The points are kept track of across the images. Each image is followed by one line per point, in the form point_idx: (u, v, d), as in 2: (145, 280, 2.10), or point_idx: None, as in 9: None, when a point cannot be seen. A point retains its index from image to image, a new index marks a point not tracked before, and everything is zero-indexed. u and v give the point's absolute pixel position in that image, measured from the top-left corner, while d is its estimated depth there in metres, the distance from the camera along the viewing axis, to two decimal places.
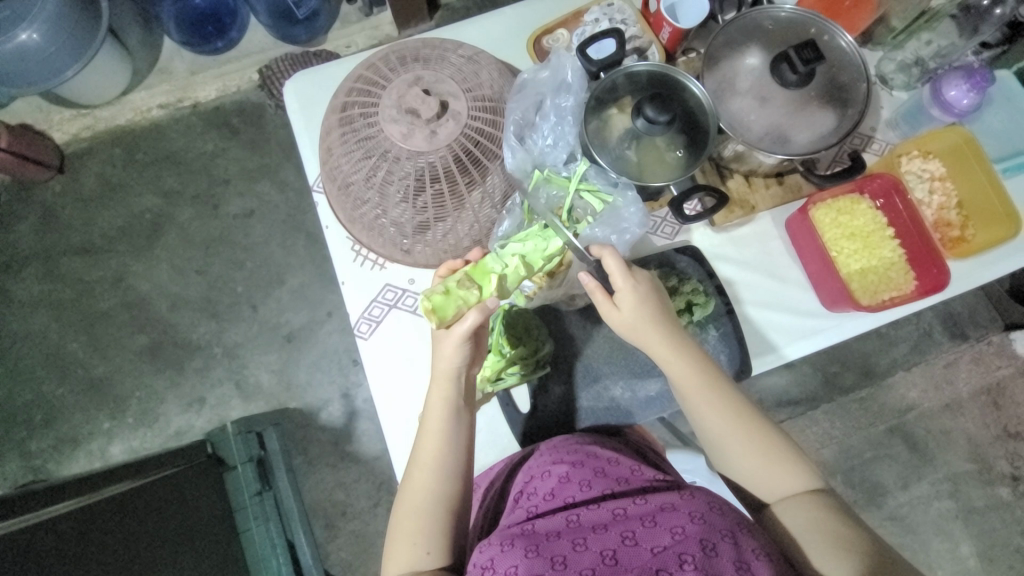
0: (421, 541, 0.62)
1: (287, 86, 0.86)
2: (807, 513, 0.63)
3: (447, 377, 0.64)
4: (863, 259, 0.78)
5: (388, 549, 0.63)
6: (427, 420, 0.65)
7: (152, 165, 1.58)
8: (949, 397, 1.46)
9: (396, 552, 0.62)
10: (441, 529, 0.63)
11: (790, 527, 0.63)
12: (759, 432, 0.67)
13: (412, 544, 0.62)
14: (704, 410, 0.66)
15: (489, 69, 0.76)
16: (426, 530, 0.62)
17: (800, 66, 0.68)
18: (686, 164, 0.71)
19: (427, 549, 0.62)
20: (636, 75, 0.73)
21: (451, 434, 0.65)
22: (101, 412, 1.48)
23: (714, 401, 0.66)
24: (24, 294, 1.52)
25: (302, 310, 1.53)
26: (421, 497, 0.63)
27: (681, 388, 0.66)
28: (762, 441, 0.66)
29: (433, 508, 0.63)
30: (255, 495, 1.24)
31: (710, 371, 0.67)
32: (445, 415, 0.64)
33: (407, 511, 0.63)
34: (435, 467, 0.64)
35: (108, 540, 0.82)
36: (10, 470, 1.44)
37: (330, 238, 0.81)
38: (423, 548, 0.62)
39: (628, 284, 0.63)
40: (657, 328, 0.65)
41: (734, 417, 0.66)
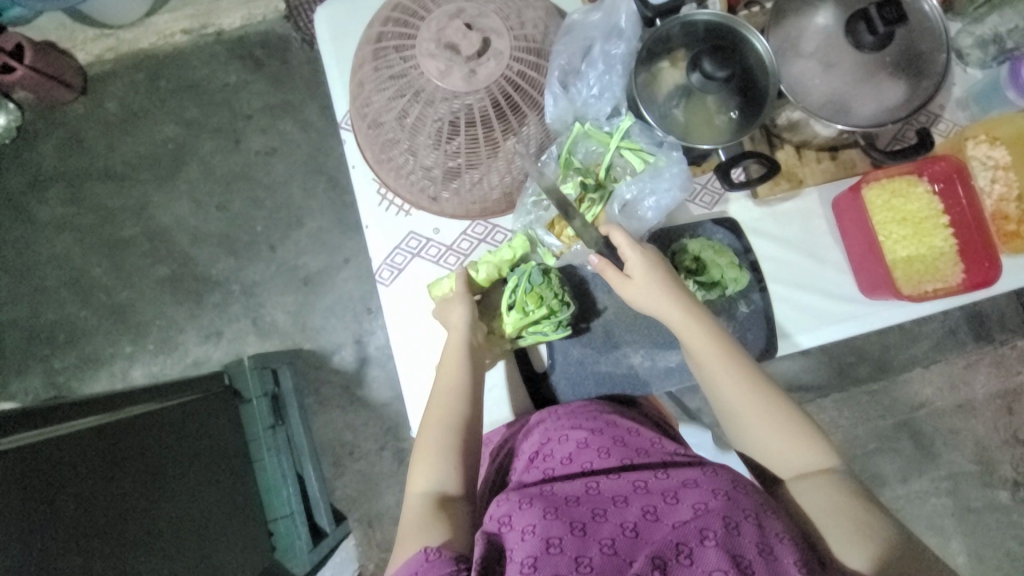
0: (437, 476, 0.63)
1: (318, 14, 0.81)
2: (821, 491, 0.62)
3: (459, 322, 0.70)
4: (912, 247, 0.74)
5: (410, 473, 0.65)
6: (443, 363, 0.69)
7: (175, 94, 1.55)
8: (963, 398, 1.44)
9: (418, 473, 0.64)
10: (460, 457, 0.65)
11: (805, 504, 0.62)
12: (776, 408, 0.66)
13: (433, 468, 0.63)
14: (720, 381, 0.66)
15: (536, 7, 0.70)
16: (447, 456, 0.64)
17: (879, 27, 0.62)
18: (738, 127, 0.66)
19: (447, 474, 0.63)
20: (694, 25, 0.67)
21: (464, 373, 0.68)
22: (122, 337, 1.52)
23: (731, 373, 0.66)
24: (48, 215, 1.54)
25: (319, 255, 1.53)
26: (440, 424, 0.66)
27: (699, 358, 0.66)
28: (776, 415, 0.65)
29: (446, 440, 0.65)
30: (269, 428, 1.28)
31: (728, 343, 0.67)
32: (460, 356, 0.68)
33: (423, 450, 0.65)
34: (456, 398, 0.67)
35: (126, 460, 0.86)
36: (37, 383, 1.50)
37: (356, 179, 0.78)
38: (438, 480, 0.63)
39: (637, 250, 0.65)
40: (675, 300, 0.66)
41: (751, 391, 0.66)
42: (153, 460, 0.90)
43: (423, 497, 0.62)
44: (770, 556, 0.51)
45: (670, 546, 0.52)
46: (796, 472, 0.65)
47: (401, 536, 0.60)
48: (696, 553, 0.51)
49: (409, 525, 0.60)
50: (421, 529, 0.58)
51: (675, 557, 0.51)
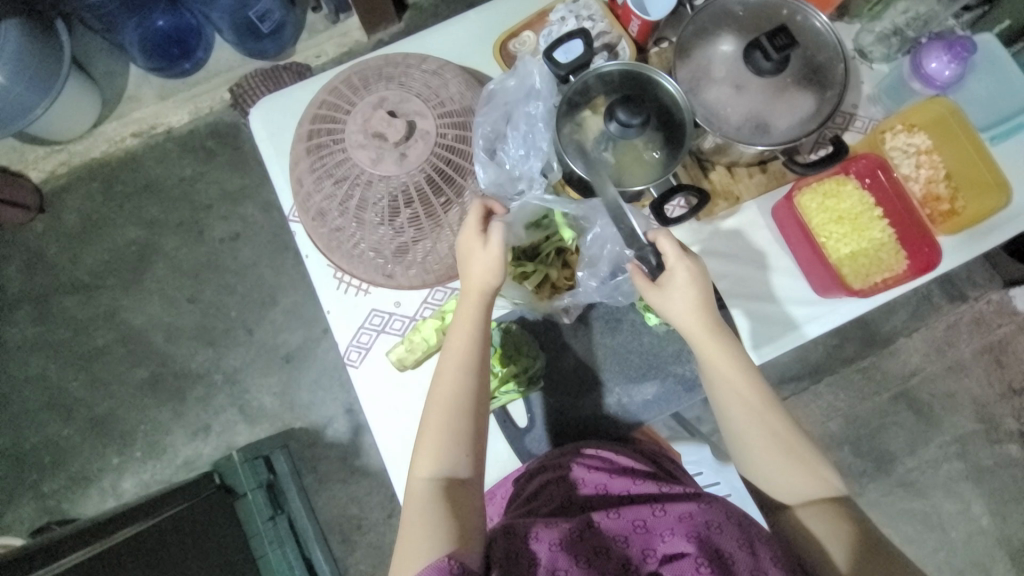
0: (442, 454, 0.61)
1: (253, 114, 0.84)
2: (826, 519, 0.62)
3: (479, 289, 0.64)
4: (853, 244, 0.77)
5: (416, 450, 0.62)
6: (456, 330, 0.64)
7: (133, 196, 1.56)
8: (951, 359, 1.45)
9: (424, 455, 0.61)
10: (467, 442, 0.61)
11: (816, 530, 0.62)
12: (789, 434, 0.65)
13: (440, 452, 0.61)
14: (738, 402, 0.65)
15: (456, 81, 0.74)
16: (455, 436, 0.61)
17: (773, 53, 0.66)
18: (665, 164, 0.69)
19: (454, 459, 0.61)
20: (607, 75, 0.71)
21: (476, 348, 0.63)
22: (110, 448, 1.48)
23: (746, 397, 0.64)
24: (19, 337, 1.52)
25: (298, 329, 1.52)
26: (449, 401, 0.62)
27: (713, 379, 0.66)
28: (784, 435, 0.65)
29: (455, 412, 0.62)
30: (269, 519, 1.25)
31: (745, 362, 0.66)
32: (474, 327, 0.64)
33: (431, 419, 0.62)
34: (463, 373, 0.63)
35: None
36: (27, 513, 1.45)
37: (311, 267, 0.79)
38: (445, 457, 0.61)
39: (683, 262, 0.63)
40: (701, 318, 0.64)
41: (767, 418, 0.65)
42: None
43: (429, 483, 0.60)
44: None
45: None
46: (800, 500, 0.64)
47: (407, 519, 0.59)
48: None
49: (416, 508, 0.59)
50: (432, 524, 0.57)
51: None
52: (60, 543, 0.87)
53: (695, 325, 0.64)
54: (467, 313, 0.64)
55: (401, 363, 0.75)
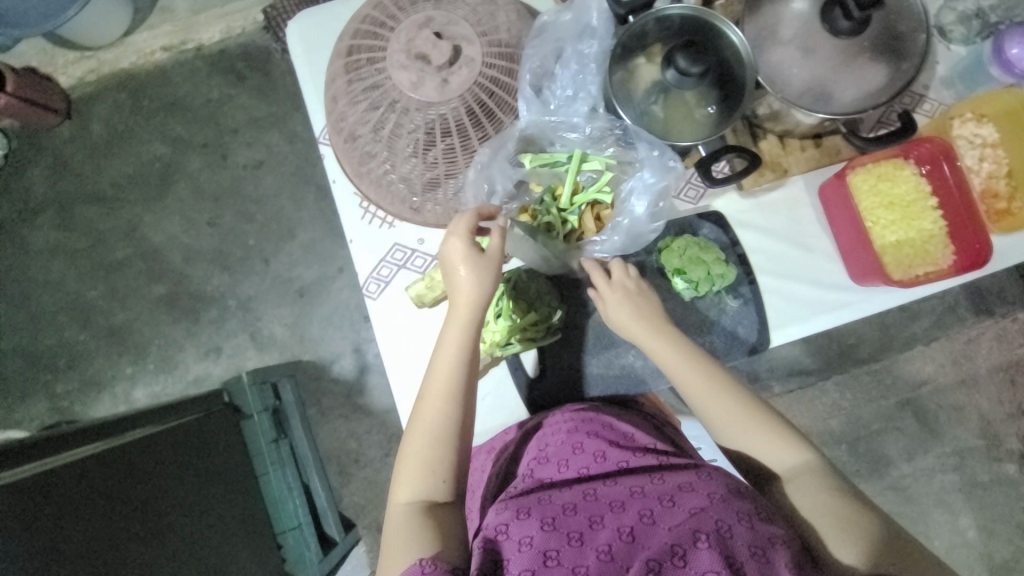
0: (427, 472, 0.61)
1: (289, 27, 0.80)
2: (816, 499, 0.62)
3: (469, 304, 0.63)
4: (900, 232, 0.72)
5: (396, 476, 0.62)
6: (443, 347, 0.63)
7: (159, 112, 1.54)
8: (966, 373, 1.42)
9: (405, 481, 0.61)
10: (449, 466, 0.62)
11: (797, 504, 0.63)
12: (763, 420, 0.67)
13: (420, 473, 0.61)
14: (716, 413, 0.66)
15: (507, 10, 0.70)
16: (435, 465, 0.61)
17: (854, 11, 0.62)
18: (717, 122, 0.66)
19: (436, 482, 0.61)
20: (669, 19, 0.66)
21: (462, 373, 0.63)
22: (123, 358, 1.52)
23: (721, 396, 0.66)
24: (41, 241, 1.54)
25: (314, 266, 1.53)
26: (436, 409, 0.62)
27: (691, 395, 0.66)
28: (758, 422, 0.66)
29: (437, 437, 0.62)
30: (272, 442, 1.29)
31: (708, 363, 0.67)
32: (460, 350, 0.63)
33: (414, 438, 0.62)
34: (449, 398, 0.62)
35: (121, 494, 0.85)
36: (41, 410, 1.51)
37: (337, 193, 0.77)
38: (426, 477, 0.61)
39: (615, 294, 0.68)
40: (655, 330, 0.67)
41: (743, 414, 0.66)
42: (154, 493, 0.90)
43: (410, 507, 0.60)
44: (764, 559, 0.52)
45: (664, 549, 0.52)
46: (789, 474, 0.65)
47: (387, 544, 0.59)
48: (690, 555, 0.51)
49: (395, 536, 0.59)
50: (413, 527, 0.58)
51: (669, 560, 0.51)
52: (66, 434, 0.89)
53: (660, 344, 0.67)
54: (453, 350, 0.63)
55: (420, 299, 0.74)
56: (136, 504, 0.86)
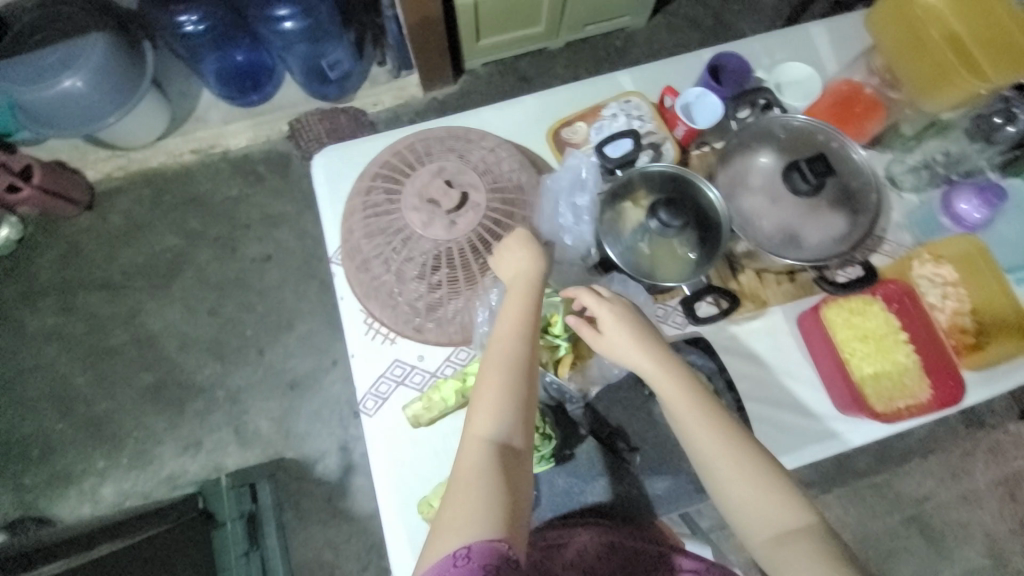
0: (499, 418, 0.59)
1: (315, 159, 0.90)
2: (802, 565, 0.59)
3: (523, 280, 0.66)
4: (876, 363, 0.77)
5: (468, 414, 0.61)
6: (509, 300, 0.66)
7: (178, 207, 1.64)
8: (965, 487, 1.40)
9: (477, 418, 0.60)
10: (524, 405, 0.60)
11: (793, 570, 0.59)
12: (759, 465, 0.64)
13: (495, 411, 0.59)
14: (706, 448, 0.64)
15: (511, 159, 0.79)
16: (505, 407, 0.59)
17: (810, 177, 0.71)
18: (698, 263, 0.73)
19: (508, 426, 0.59)
20: (652, 173, 0.75)
21: (524, 325, 0.63)
22: (98, 449, 1.46)
23: (717, 435, 0.64)
24: (38, 325, 1.55)
25: (309, 357, 1.53)
26: (500, 393, 0.60)
27: (686, 428, 0.65)
28: (754, 465, 0.64)
29: (512, 373, 0.61)
30: (242, 555, 1.20)
31: (702, 395, 0.66)
32: (529, 287, 0.66)
33: (484, 382, 0.61)
34: (517, 343, 0.62)
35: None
36: (1, 504, 1.42)
37: (343, 308, 0.80)
38: (502, 416, 0.59)
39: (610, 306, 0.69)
40: (651, 356, 0.67)
41: (739, 455, 0.64)
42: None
43: (483, 445, 0.58)
44: None
45: None
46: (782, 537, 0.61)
47: (455, 488, 0.57)
48: None
49: (465, 476, 0.57)
50: (485, 500, 0.55)
51: None
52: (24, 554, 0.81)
53: (657, 369, 0.67)
54: (516, 304, 0.64)
55: (416, 420, 0.75)
56: None
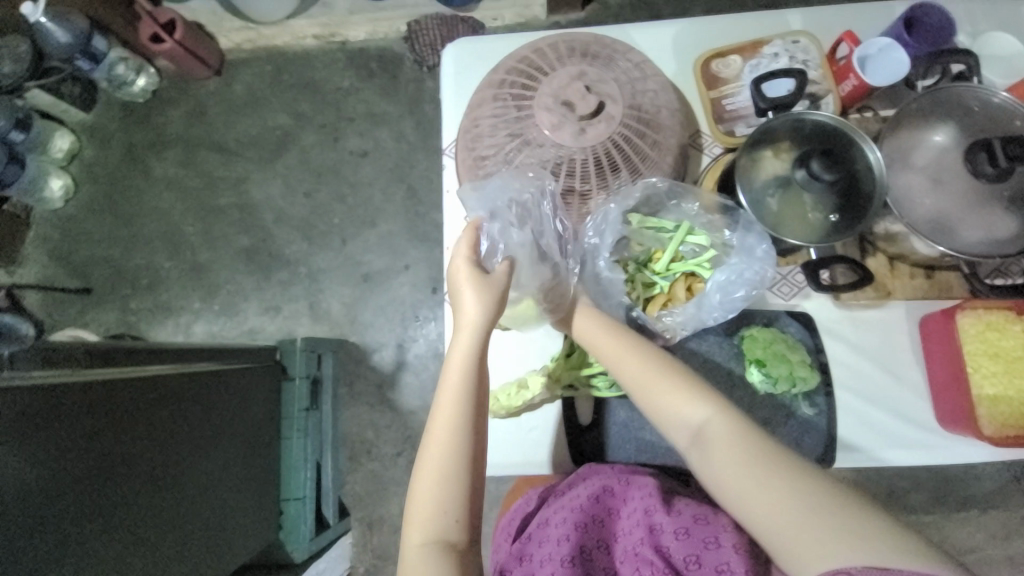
0: (445, 507, 0.57)
1: (446, 50, 0.89)
2: (760, 486, 0.52)
3: (470, 325, 0.61)
4: (999, 386, 0.69)
5: (408, 513, 0.59)
6: (446, 371, 0.61)
7: (293, 88, 1.71)
8: (1022, 554, 1.28)
9: (417, 519, 0.57)
10: (464, 490, 0.58)
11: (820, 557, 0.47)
12: (749, 449, 0.54)
13: (439, 505, 0.57)
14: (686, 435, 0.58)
15: (654, 80, 0.74)
16: (448, 496, 0.58)
17: (1001, 160, 0.62)
18: (834, 230, 0.66)
19: (452, 519, 0.57)
20: (804, 123, 0.68)
21: (466, 387, 0.60)
22: (195, 292, 1.64)
23: (696, 431, 0.58)
24: (161, 172, 1.70)
25: (384, 256, 1.61)
26: (438, 464, 0.58)
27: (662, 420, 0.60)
28: (738, 441, 0.55)
29: (450, 459, 0.58)
30: (303, 410, 1.34)
31: (679, 386, 0.60)
32: (469, 355, 0.61)
33: (424, 469, 0.59)
34: (456, 421, 0.59)
35: (156, 424, 0.85)
36: (111, 318, 1.64)
37: (448, 202, 0.84)
38: (443, 506, 0.58)
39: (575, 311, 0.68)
40: (617, 341, 0.65)
41: (726, 442, 0.55)
42: (179, 432, 0.90)
43: (423, 546, 0.57)
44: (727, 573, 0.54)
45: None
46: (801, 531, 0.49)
47: None
48: None
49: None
50: None
51: None
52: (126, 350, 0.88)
53: (623, 359, 0.63)
54: (457, 369, 0.60)
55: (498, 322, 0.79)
56: (165, 438, 0.87)
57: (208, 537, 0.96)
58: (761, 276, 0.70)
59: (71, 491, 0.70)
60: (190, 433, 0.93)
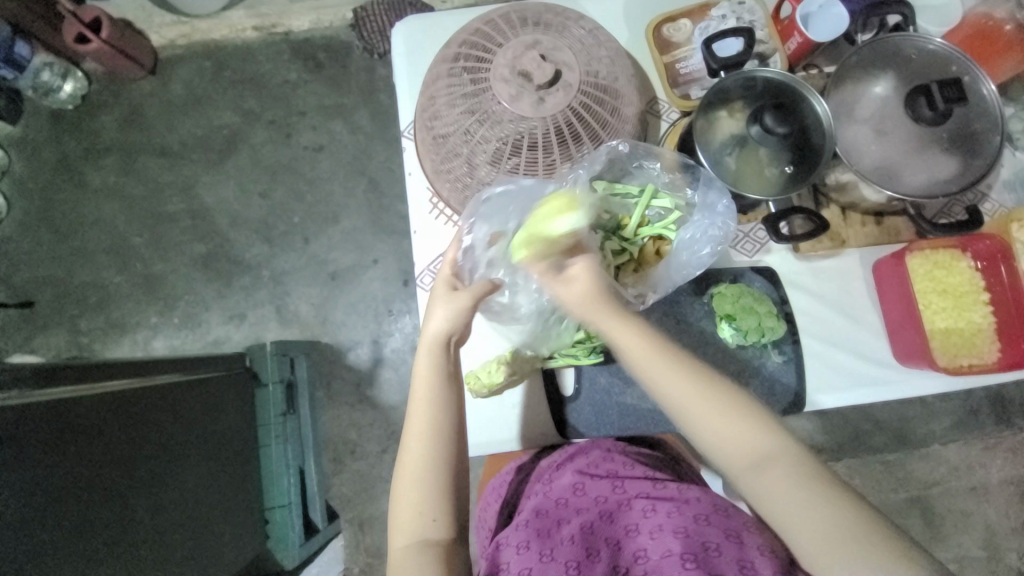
0: (427, 508, 0.59)
1: (395, 28, 0.86)
2: (746, 462, 0.55)
3: (436, 339, 0.63)
4: (950, 319, 0.74)
5: (394, 517, 0.60)
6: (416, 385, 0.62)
7: (237, 84, 1.62)
8: (977, 480, 1.38)
9: (404, 522, 0.59)
10: (448, 491, 0.60)
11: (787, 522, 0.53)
12: (739, 426, 0.56)
13: (423, 507, 0.59)
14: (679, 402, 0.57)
15: (609, 47, 0.74)
16: (430, 499, 0.59)
17: (939, 103, 0.66)
18: (790, 181, 0.69)
19: (436, 518, 0.59)
20: (754, 80, 0.70)
21: (438, 399, 0.61)
22: (151, 306, 1.56)
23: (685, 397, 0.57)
24: (99, 182, 1.59)
25: (350, 252, 1.57)
26: (417, 465, 0.60)
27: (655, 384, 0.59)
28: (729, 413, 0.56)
29: (428, 464, 0.60)
30: (280, 415, 1.30)
31: (668, 354, 0.58)
32: (438, 365, 0.62)
33: (405, 476, 0.60)
34: (433, 430, 0.60)
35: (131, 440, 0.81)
36: (60, 341, 1.53)
37: (410, 184, 0.82)
38: (426, 508, 0.59)
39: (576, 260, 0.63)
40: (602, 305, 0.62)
41: (714, 410, 0.57)
42: (145, 449, 0.84)
43: (409, 547, 0.58)
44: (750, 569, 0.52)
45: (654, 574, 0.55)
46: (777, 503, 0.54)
47: None
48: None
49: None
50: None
51: None
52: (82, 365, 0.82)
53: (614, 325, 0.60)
54: (426, 381, 0.62)
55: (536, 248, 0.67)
56: (132, 455, 0.81)
57: (189, 555, 0.91)
58: (724, 232, 0.71)
59: (30, 521, 0.65)
60: (157, 449, 0.87)
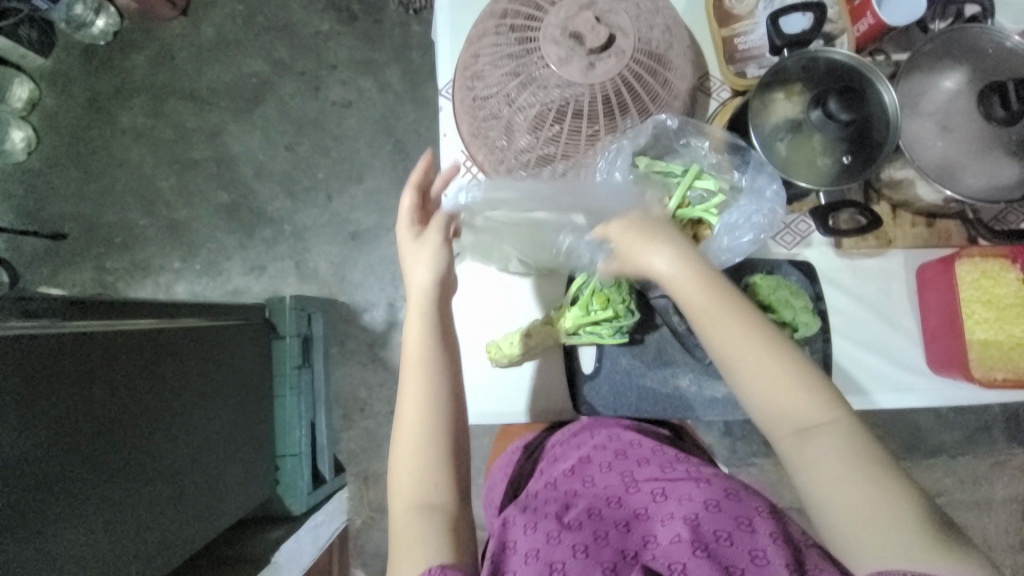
0: (425, 474, 0.58)
1: None
2: (797, 434, 0.54)
3: (420, 290, 0.62)
4: (989, 331, 0.71)
5: (393, 482, 0.60)
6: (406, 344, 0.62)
7: (268, 32, 1.59)
8: (982, 495, 1.37)
9: (402, 485, 0.58)
10: (446, 450, 0.59)
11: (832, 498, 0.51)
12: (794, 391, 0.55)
13: (421, 468, 0.59)
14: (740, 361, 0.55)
15: (665, 15, 0.70)
16: (426, 458, 0.59)
17: (1013, 103, 0.62)
18: (846, 172, 0.65)
19: (436, 478, 0.58)
20: (816, 63, 0.66)
21: (427, 358, 0.61)
22: (174, 250, 1.57)
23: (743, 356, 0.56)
24: (128, 122, 1.59)
25: (372, 213, 1.56)
26: (414, 431, 0.59)
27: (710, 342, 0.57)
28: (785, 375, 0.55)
29: (424, 424, 0.59)
30: (295, 367, 1.32)
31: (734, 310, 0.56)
32: (427, 322, 0.62)
33: (403, 440, 0.60)
34: (425, 387, 0.60)
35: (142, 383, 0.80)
36: (86, 277, 1.56)
37: (445, 145, 0.81)
38: (423, 469, 0.58)
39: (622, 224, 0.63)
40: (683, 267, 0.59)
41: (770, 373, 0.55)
42: (163, 388, 0.85)
43: (410, 511, 0.57)
44: (763, 559, 0.49)
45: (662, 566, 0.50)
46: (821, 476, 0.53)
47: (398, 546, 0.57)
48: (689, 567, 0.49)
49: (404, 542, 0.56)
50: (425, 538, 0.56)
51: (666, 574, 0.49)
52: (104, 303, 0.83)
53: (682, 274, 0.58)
54: (417, 339, 0.61)
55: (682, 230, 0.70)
56: (152, 392, 0.83)
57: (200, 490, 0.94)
58: (771, 217, 0.69)
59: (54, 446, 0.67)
60: (176, 389, 0.88)
